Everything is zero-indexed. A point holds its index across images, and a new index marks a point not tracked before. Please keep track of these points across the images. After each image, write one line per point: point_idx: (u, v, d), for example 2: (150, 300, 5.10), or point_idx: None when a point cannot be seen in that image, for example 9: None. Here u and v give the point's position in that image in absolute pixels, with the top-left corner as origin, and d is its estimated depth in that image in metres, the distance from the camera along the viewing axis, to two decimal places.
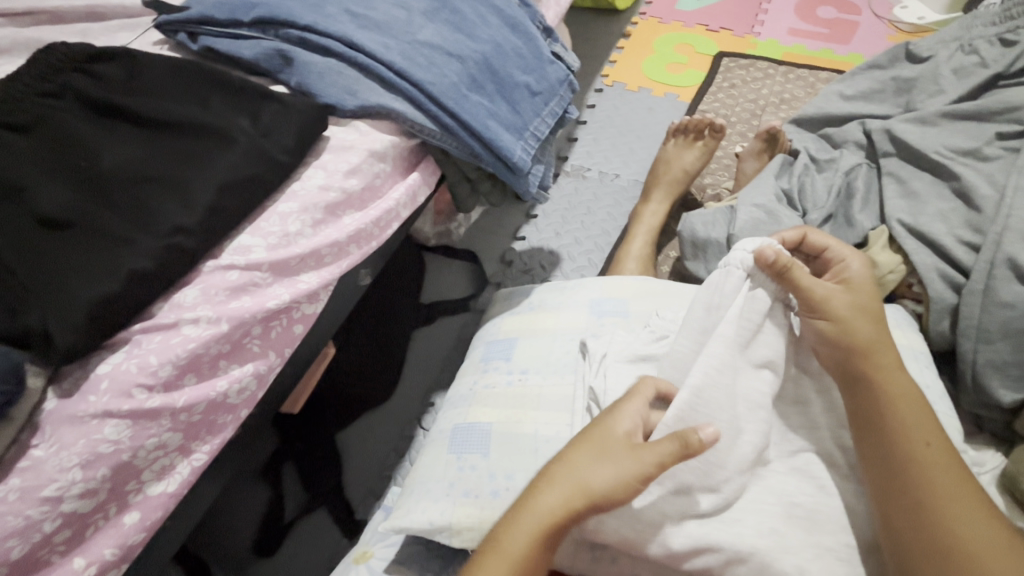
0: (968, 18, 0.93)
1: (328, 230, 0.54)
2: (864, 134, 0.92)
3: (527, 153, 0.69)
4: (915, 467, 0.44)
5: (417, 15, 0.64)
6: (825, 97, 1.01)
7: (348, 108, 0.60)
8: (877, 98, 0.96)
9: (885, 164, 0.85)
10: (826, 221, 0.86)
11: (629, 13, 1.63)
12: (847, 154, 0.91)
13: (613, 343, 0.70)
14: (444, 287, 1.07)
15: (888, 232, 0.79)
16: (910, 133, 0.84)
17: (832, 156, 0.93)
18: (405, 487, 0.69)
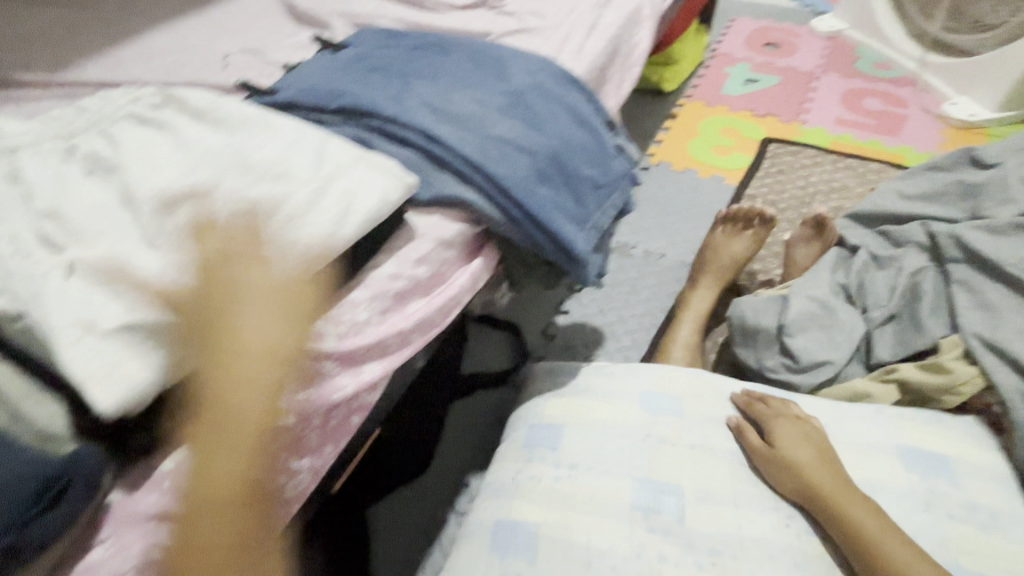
0: None
1: (395, 318, 0.54)
2: (928, 236, 0.87)
3: (587, 243, 0.70)
4: (839, 507, 0.61)
5: (493, 111, 0.67)
6: (883, 194, 0.99)
7: (422, 198, 0.61)
8: (942, 200, 0.92)
9: (953, 270, 0.81)
10: (888, 322, 0.82)
11: (675, 95, 1.69)
12: (911, 255, 0.87)
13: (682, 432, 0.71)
14: (482, 358, 1.06)
15: (964, 345, 0.74)
16: (984, 242, 0.79)
17: (894, 253, 0.89)
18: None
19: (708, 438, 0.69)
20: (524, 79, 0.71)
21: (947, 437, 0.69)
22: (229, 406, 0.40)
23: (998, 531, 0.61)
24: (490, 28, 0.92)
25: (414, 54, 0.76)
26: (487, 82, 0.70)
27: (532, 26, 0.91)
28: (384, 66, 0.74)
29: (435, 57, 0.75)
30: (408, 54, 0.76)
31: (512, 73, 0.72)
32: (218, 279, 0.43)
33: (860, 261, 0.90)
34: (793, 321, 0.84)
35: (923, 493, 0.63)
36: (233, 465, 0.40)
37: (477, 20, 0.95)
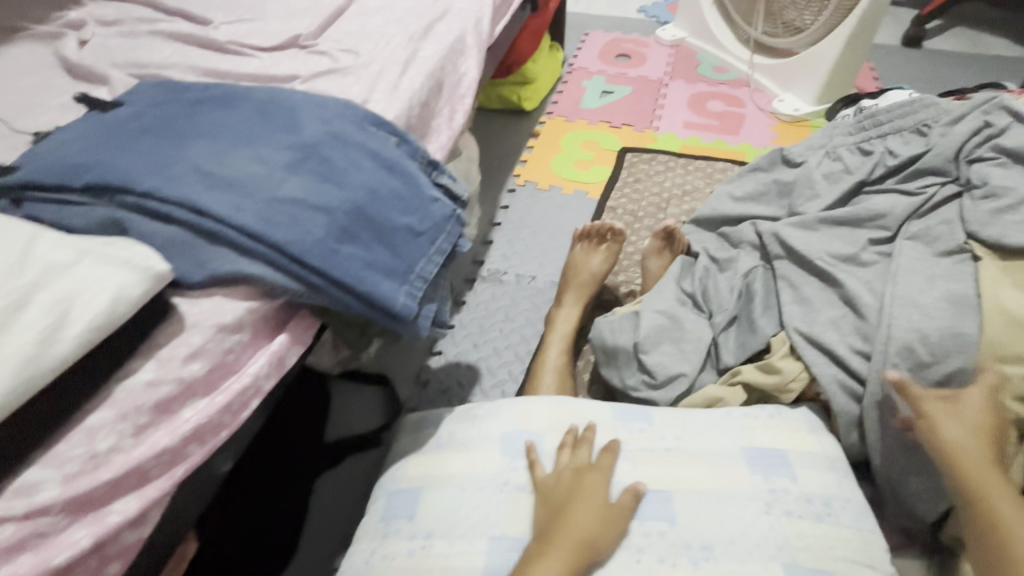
0: (830, 128, 0.99)
1: (156, 434, 0.45)
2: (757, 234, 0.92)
3: (413, 297, 0.64)
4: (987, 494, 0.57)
5: (279, 169, 0.60)
6: (717, 197, 1.03)
7: (195, 280, 0.54)
8: (764, 199, 0.98)
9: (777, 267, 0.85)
10: (730, 324, 0.86)
11: (536, 113, 1.70)
12: (744, 255, 0.91)
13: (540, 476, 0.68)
14: (352, 419, 0.96)
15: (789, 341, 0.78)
16: (797, 238, 0.84)
17: (731, 255, 0.93)
18: None
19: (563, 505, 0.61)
20: (318, 129, 0.65)
21: (791, 436, 0.70)
22: None
23: (829, 518, 0.63)
24: (298, 70, 0.85)
25: (194, 108, 0.68)
26: (273, 136, 0.63)
27: (344, 65, 0.86)
28: (155, 126, 0.64)
29: (217, 110, 0.67)
30: (186, 109, 0.67)
31: (305, 123, 0.66)
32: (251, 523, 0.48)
33: (701, 266, 0.93)
34: (646, 337, 0.84)
35: (765, 494, 0.64)
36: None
37: (285, 62, 0.88)
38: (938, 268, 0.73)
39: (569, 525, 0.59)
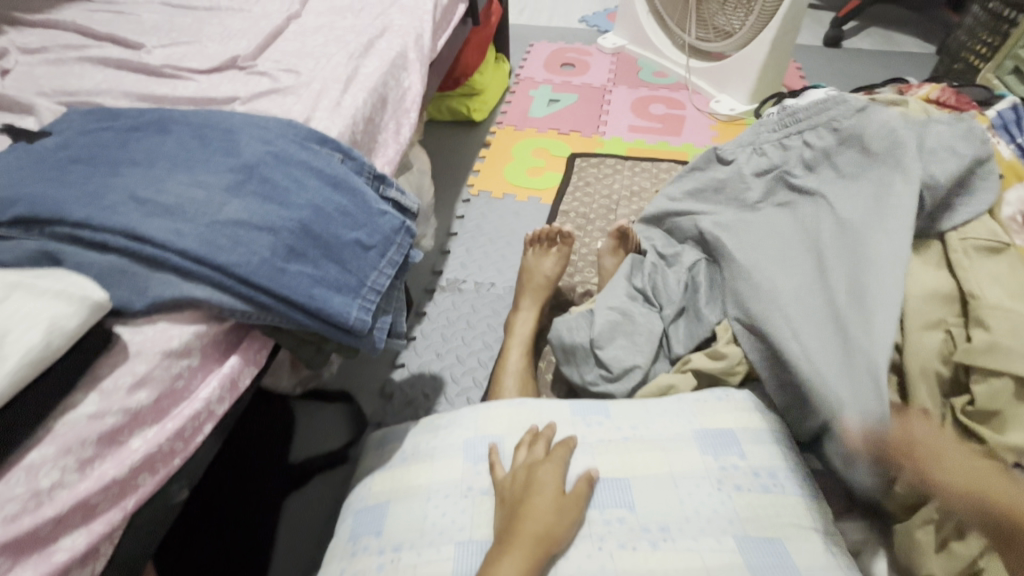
0: (756, 127, 1.05)
1: (104, 467, 0.44)
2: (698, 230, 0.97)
3: (367, 310, 0.65)
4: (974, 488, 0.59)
5: (219, 191, 0.60)
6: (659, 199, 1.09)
7: (137, 308, 0.52)
8: (705, 196, 1.02)
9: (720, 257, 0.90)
10: (676, 316, 0.91)
11: (486, 123, 1.73)
12: (688, 250, 0.97)
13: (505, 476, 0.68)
14: (314, 440, 0.94)
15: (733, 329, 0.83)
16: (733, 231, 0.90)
17: (676, 251, 0.99)
18: None
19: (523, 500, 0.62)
20: (258, 149, 0.65)
21: (742, 415, 0.74)
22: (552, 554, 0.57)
23: (776, 488, 0.66)
24: (237, 91, 0.84)
25: (128, 134, 0.66)
26: (212, 159, 0.63)
27: (285, 85, 0.86)
28: (87, 154, 0.63)
29: (152, 135, 0.66)
30: (119, 136, 0.66)
31: (244, 144, 0.65)
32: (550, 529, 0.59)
33: (650, 262, 0.98)
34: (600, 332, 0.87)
35: (716, 473, 0.67)
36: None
37: (224, 84, 0.87)
38: None
39: (526, 519, 0.59)
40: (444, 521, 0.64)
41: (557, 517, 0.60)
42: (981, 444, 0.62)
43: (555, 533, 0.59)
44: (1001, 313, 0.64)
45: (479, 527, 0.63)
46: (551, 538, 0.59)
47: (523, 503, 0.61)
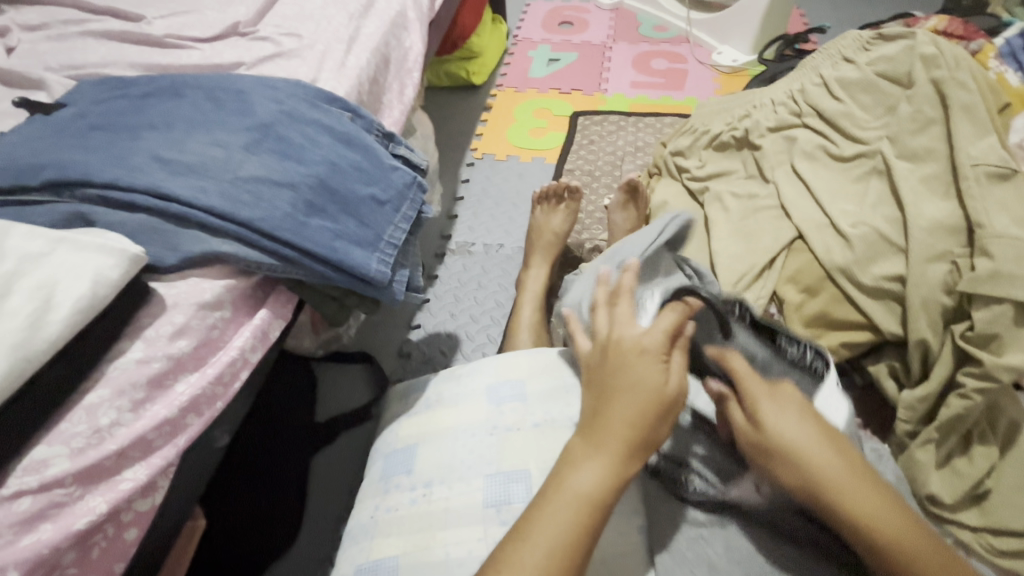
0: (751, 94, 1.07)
1: (155, 408, 0.48)
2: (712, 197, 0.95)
3: (386, 263, 0.67)
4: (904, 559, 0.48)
5: (237, 150, 0.62)
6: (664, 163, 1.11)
7: (169, 264, 0.56)
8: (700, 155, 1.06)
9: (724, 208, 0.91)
10: None
11: (486, 87, 1.72)
12: None
13: (528, 415, 0.71)
14: (339, 398, 0.99)
15: (752, 270, 0.82)
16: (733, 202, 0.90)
17: None
18: None
19: (604, 399, 0.53)
20: (271, 109, 0.67)
21: None
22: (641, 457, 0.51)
23: None
24: (241, 57, 0.85)
25: (141, 101, 0.68)
26: (228, 120, 0.65)
27: (288, 48, 0.86)
28: (105, 121, 0.64)
29: (166, 100, 0.67)
30: (134, 103, 0.67)
31: (257, 105, 0.67)
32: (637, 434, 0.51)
33: None
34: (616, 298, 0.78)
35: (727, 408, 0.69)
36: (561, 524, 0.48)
37: (228, 51, 0.88)
38: (865, 188, 0.80)
39: (614, 409, 0.52)
40: (470, 457, 0.68)
41: (643, 408, 0.51)
42: (980, 366, 0.65)
43: (646, 432, 0.51)
44: (1004, 240, 0.65)
45: (505, 460, 0.66)
46: (644, 439, 0.51)
47: (606, 399, 0.53)
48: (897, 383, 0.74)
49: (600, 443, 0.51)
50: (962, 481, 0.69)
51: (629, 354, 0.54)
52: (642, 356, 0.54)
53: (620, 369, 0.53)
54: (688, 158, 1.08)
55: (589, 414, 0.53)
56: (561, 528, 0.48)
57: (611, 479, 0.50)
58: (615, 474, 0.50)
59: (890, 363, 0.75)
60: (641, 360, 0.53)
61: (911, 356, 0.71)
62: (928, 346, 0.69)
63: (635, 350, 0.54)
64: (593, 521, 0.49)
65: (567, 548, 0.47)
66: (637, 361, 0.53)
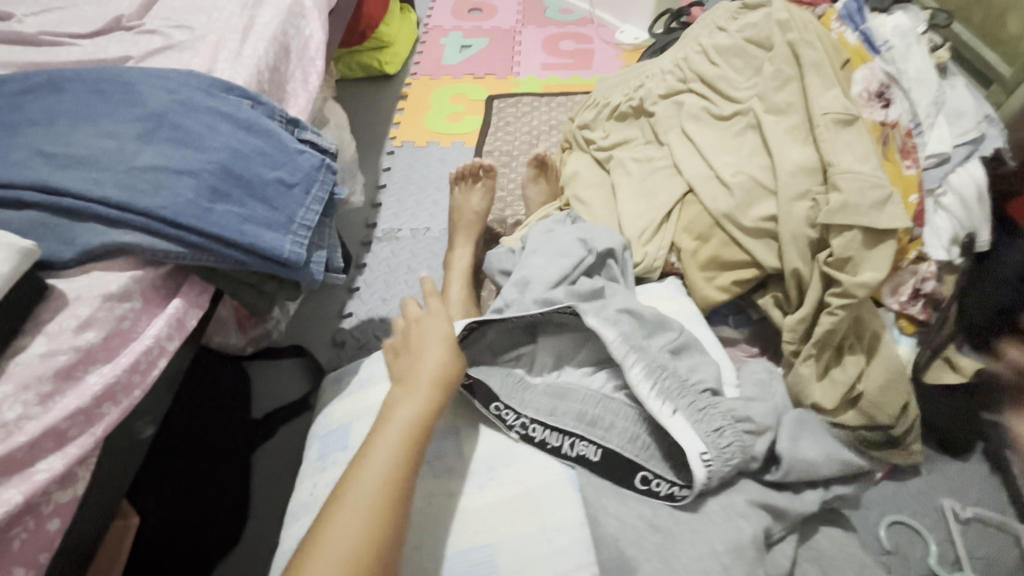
0: (645, 65, 1.15)
1: (65, 400, 0.48)
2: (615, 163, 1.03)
3: (300, 245, 0.68)
4: None
5: (131, 142, 0.61)
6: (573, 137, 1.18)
7: (66, 259, 0.55)
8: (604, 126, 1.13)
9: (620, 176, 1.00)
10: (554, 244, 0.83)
11: (401, 76, 1.72)
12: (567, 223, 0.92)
13: None
14: (276, 392, 0.99)
15: (655, 223, 0.89)
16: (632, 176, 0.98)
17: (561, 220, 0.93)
18: None
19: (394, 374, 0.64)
20: (163, 99, 0.66)
21: (662, 302, 0.83)
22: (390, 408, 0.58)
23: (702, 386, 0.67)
24: (128, 52, 0.82)
25: (18, 98, 0.65)
26: (119, 112, 0.63)
27: (179, 40, 0.84)
28: None
29: (46, 97, 0.65)
30: (10, 101, 0.65)
31: (147, 95, 0.66)
32: (412, 380, 0.61)
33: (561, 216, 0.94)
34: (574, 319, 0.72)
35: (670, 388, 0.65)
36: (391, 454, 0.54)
37: (113, 46, 0.84)
38: (741, 144, 0.90)
39: (421, 360, 0.63)
40: None
41: (439, 357, 0.63)
42: (840, 285, 0.76)
43: (450, 377, 0.62)
44: (849, 174, 0.76)
45: None
46: (449, 381, 0.61)
47: (414, 350, 0.65)
48: (782, 311, 0.84)
49: (411, 385, 0.60)
50: (838, 387, 0.80)
51: (416, 337, 0.67)
52: (428, 336, 0.66)
53: (418, 347, 0.65)
54: (594, 130, 1.15)
55: (403, 370, 0.63)
56: (405, 426, 0.56)
57: (422, 414, 0.57)
58: (433, 404, 0.58)
59: (774, 294, 0.84)
60: (403, 359, 0.65)
61: (789, 285, 0.81)
62: (800, 275, 0.79)
63: (405, 355, 0.66)
64: (419, 442, 0.56)
65: (394, 472, 0.53)
66: (414, 345, 0.66)
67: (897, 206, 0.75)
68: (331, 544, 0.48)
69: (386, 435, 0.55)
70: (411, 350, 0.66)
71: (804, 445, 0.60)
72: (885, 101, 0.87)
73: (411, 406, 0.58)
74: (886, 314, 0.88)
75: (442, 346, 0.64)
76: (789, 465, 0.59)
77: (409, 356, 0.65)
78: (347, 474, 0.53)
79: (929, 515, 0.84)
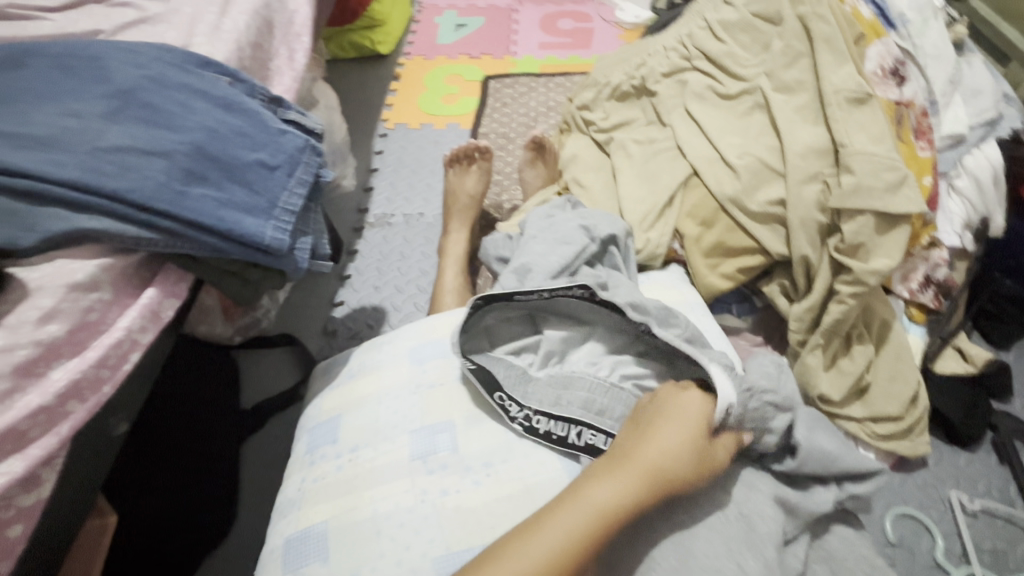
0: (647, 42, 1.10)
1: (26, 398, 0.44)
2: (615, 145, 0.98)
3: (283, 231, 0.64)
4: None
5: (96, 120, 0.57)
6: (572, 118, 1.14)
7: (27, 246, 0.51)
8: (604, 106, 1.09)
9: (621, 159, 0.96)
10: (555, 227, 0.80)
11: (394, 56, 1.66)
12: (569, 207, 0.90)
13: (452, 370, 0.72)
14: (265, 383, 0.97)
15: (657, 207, 0.85)
16: (633, 158, 0.94)
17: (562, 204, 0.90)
18: None
19: (625, 444, 0.55)
20: (132, 74, 0.61)
21: (664, 291, 0.80)
22: (652, 462, 0.52)
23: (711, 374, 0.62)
24: (99, 25, 0.77)
25: None
26: (83, 89, 0.59)
27: (153, 13, 0.79)
28: None
29: (5, 72, 0.60)
30: None
31: (114, 70, 0.61)
32: (643, 463, 0.52)
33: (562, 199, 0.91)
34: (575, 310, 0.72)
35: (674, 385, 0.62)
36: (619, 495, 0.50)
37: (83, 19, 0.79)
38: (747, 124, 0.86)
39: (643, 446, 0.53)
40: (396, 417, 0.68)
41: (677, 440, 0.53)
42: (851, 273, 0.73)
43: (682, 477, 0.51)
44: (863, 156, 0.73)
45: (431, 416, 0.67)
46: (671, 476, 0.51)
47: (654, 423, 0.55)
48: (788, 299, 0.81)
49: (636, 462, 0.52)
50: (845, 377, 0.77)
51: (666, 413, 0.56)
52: (696, 417, 0.55)
53: (687, 407, 0.56)
54: (593, 111, 1.10)
55: (633, 450, 0.53)
56: (648, 463, 0.52)
57: (634, 505, 0.50)
58: (623, 507, 0.49)
59: (780, 282, 0.81)
60: (657, 424, 0.55)
61: (796, 273, 0.77)
62: (809, 262, 0.76)
63: (669, 420, 0.55)
64: (604, 535, 0.49)
65: (564, 554, 0.47)
66: (678, 410, 0.55)
67: (912, 189, 0.72)
68: (539, 546, 0.47)
69: (625, 469, 0.52)
70: (660, 407, 0.57)
71: (820, 437, 0.57)
72: (900, 78, 0.82)
73: (633, 482, 0.51)
74: (897, 301, 0.84)
75: (689, 390, 0.58)
76: (805, 455, 0.56)
77: (662, 428, 0.54)
78: (578, 484, 0.52)
79: (935, 507, 0.81)
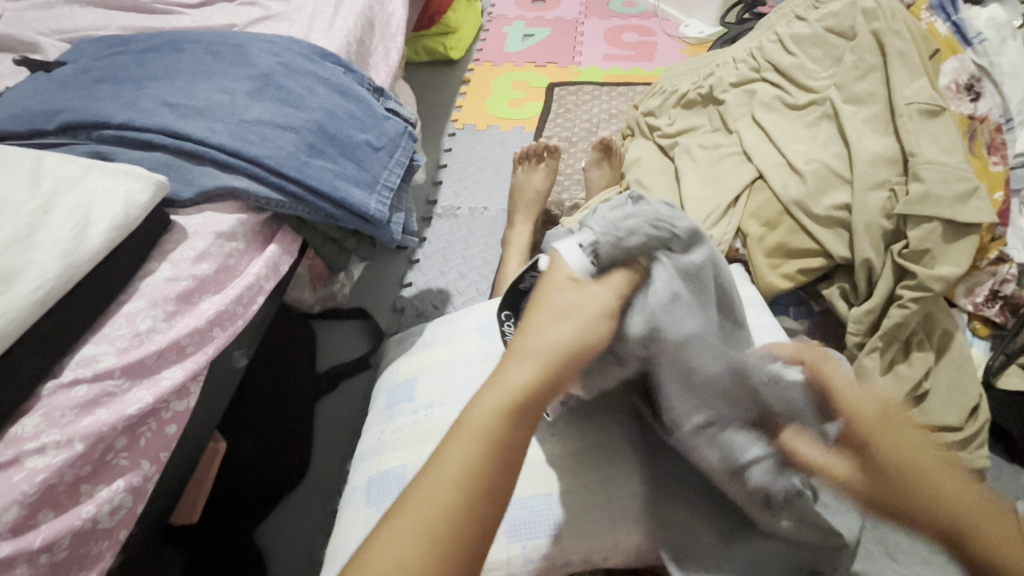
0: (716, 53, 1.15)
1: (185, 320, 0.53)
2: (681, 149, 1.03)
3: (382, 204, 0.71)
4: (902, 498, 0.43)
5: (241, 97, 0.66)
6: (637, 124, 1.19)
7: (186, 198, 0.60)
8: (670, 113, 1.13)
9: (686, 162, 1.00)
10: None
11: (464, 61, 1.76)
12: None
13: None
14: (338, 350, 1.04)
15: (722, 207, 0.89)
16: (699, 161, 0.98)
17: None
18: (334, 539, 0.67)
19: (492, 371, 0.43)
20: (269, 60, 0.71)
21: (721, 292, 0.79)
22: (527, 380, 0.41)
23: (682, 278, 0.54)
24: (231, 20, 0.89)
25: (143, 55, 0.71)
26: (229, 70, 0.69)
27: (276, 11, 0.90)
28: (108, 74, 0.68)
29: (167, 55, 0.71)
30: (135, 57, 0.71)
31: (255, 56, 0.71)
32: (541, 357, 0.42)
33: None
34: (633, 236, 0.50)
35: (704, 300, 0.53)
36: (494, 420, 0.39)
37: (217, 15, 0.91)
38: (814, 133, 0.89)
39: (513, 360, 0.43)
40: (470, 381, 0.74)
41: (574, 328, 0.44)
42: (915, 279, 0.75)
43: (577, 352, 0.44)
44: (933, 166, 0.75)
45: None
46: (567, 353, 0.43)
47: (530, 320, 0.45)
48: (847, 303, 0.83)
49: (523, 342, 0.43)
50: (903, 383, 0.78)
51: (548, 315, 0.45)
52: (575, 319, 0.45)
53: (546, 328, 0.44)
54: (658, 117, 1.15)
55: (540, 320, 0.44)
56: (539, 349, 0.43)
57: (507, 420, 0.40)
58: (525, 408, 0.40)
59: (841, 285, 0.83)
60: (547, 320, 0.44)
61: (858, 276, 0.79)
62: (871, 266, 0.78)
63: (562, 311, 0.45)
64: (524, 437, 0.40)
65: (470, 487, 0.37)
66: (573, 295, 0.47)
67: (983, 200, 0.74)
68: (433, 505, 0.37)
69: (524, 347, 0.43)
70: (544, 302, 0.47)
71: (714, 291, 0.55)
72: (975, 94, 0.84)
73: (506, 401, 0.40)
74: (960, 315, 0.84)
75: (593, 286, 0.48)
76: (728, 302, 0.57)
77: (549, 322, 0.44)
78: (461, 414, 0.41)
79: None
